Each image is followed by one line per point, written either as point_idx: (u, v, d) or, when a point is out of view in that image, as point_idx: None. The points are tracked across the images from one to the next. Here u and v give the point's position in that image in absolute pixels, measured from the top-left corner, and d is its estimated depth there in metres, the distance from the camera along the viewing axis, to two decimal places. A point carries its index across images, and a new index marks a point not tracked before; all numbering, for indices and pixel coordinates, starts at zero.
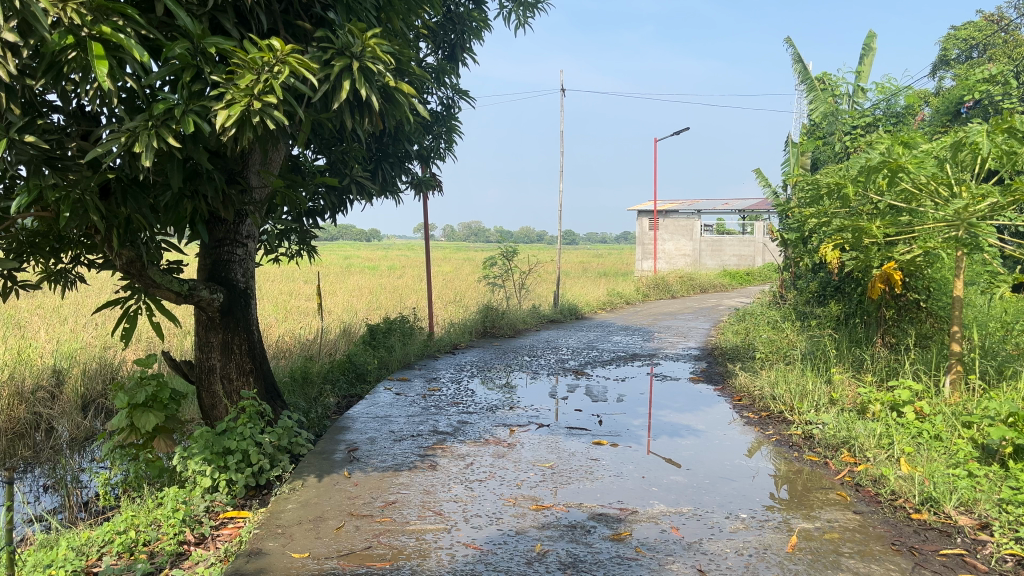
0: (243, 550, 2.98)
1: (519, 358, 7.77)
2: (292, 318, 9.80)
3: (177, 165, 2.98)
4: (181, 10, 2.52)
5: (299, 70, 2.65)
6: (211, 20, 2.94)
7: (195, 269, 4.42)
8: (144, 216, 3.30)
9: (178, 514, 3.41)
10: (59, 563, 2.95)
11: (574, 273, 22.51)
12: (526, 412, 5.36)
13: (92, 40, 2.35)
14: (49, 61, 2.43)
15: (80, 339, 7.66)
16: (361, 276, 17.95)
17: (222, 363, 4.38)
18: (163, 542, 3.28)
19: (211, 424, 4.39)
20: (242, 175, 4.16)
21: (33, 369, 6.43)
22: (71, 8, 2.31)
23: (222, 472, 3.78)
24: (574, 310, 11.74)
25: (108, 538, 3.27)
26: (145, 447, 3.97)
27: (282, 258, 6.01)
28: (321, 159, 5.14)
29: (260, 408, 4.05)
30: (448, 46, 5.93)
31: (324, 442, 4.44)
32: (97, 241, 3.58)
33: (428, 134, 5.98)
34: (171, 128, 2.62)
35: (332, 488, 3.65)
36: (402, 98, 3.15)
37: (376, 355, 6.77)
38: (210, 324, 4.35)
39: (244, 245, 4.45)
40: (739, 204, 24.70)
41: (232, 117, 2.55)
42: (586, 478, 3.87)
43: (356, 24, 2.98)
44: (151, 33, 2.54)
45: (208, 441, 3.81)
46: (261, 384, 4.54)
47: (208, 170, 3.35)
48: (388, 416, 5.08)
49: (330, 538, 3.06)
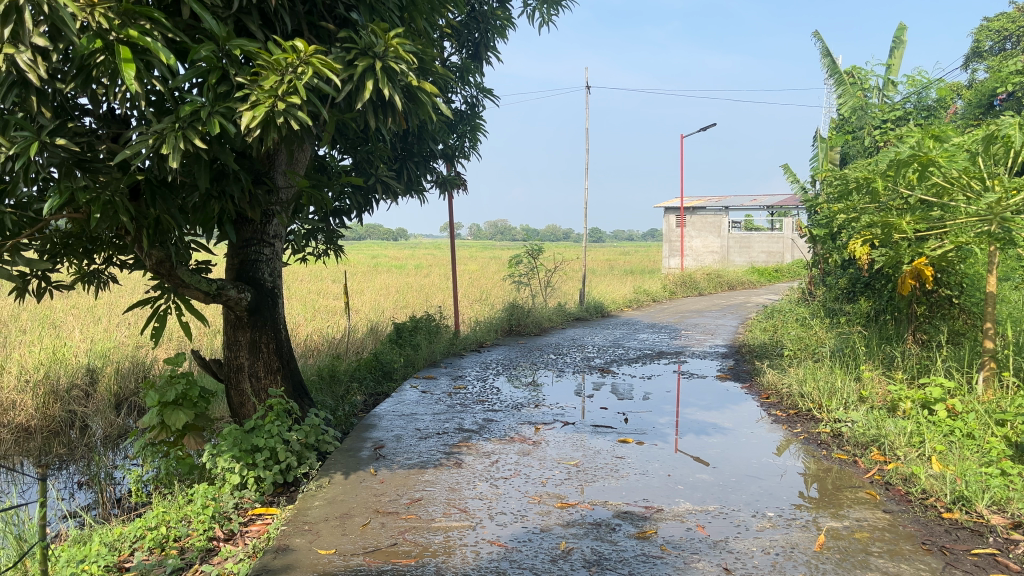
0: (271, 546, 3.02)
1: (545, 356, 7.77)
2: (320, 316, 9.88)
3: (204, 166, 3.02)
4: (206, 12, 2.55)
5: (323, 70, 2.67)
6: (236, 22, 2.97)
7: (224, 269, 4.48)
8: (173, 217, 3.35)
9: (208, 510, 3.46)
10: (92, 558, 3.01)
11: (601, 271, 22.45)
12: (551, 410, 5.36)
13: (121, 44, 2.38)
14: (79, 64, 2.47)
15: (113, 338, 7.79)
16: (388, 275, 18.07)
17: (251, 361, 4.43)
18: (193, 538, 3.33)
19: (239, 422, 4.44)
20: (269, 176, 4.21)
21: (68, 369, 6.54)
22: (99, 12, 2.34)
23: (251, 469, 3.83)
24: (600, 308, 11.71)
25: (140, 534, 3.33)
26: (176, 444, 4.04)
27: (310, 258, 6.06)
28: (347, 159, 5.17)
29: (287, 405, 4.09)
30: (472, 45, 5.94)
31: (351, 439, 4.48)
32: (128, 242, 3.65)
33: (452, 133, 6.00)
34: (197, 130, 2.65)
35: (358, 485, 3.68)
36: (424, 98, 3.17)
37: (403, 353, 6.81)
38: (239, 323, 4.41)
39: (271, 245, 4.49)
40: (767, 200, 24.45)
41: (256, 118, 2.57)
42: (612, 476, 3.86)
43: (379, 24, 3.00)
44: (177, 36, 2.58)
45: (237, 438, 3.85)
46: (289, 382, 4.59)
47: (235, 171, 3.39)
48: (415, 414, 5.11)
49: (356, 535, 3.08)
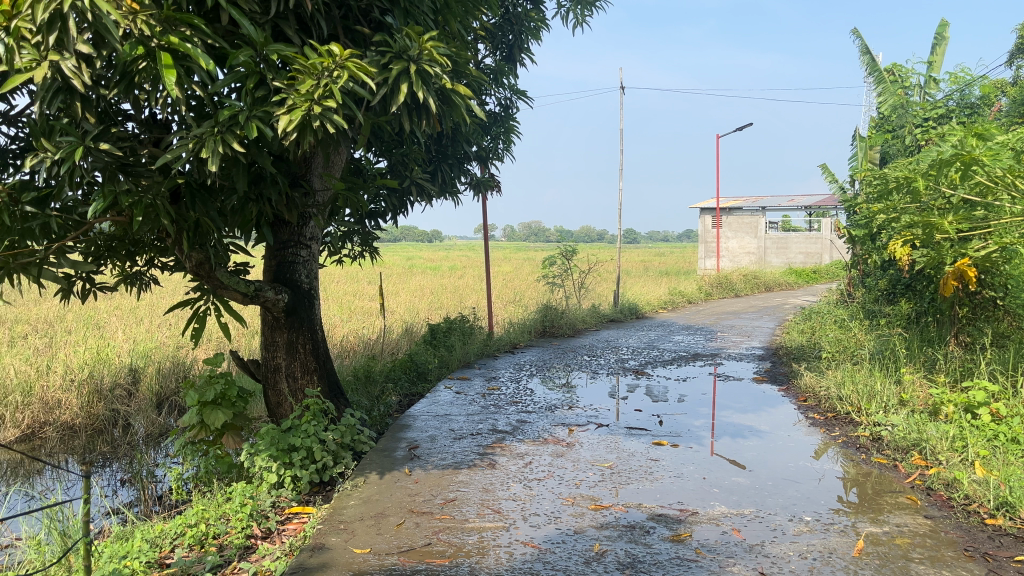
0: (307, 545, 3.05)
1: (579, 357, 7.75)
2: (356, 318, 9.97)
3: (242, 169, 3.07)
4: (245, 18, 2.59)
5: (358, 74, 2.70)
6: (273, 28, 3.02)
7: (262, 271, 4.55)
8: (212, 219, 3.41)
9: (246, 508, 3.51)
10: (135, 554, 3.07)
11: (636, 272, 22.33)
12: (586, 412, 5.35)
13: (163, 50, 2.44)
14: (122, 70, 2.53)
15: (154, 338, 7.95)
16: (423, 276, 18.16)
17: (288, 361, 4.49)
18: (232, 536, 3.39)
19: (277, 422, 4.51)
20: (305, 179, 4.26)
21: (111, 368, 6.69)
22: (141, 20, 2.40)
23: (288, 468, 3.88)
24: (635, 310, 11.64)
25: (180, 531, 3.39)
26: (215, 443, 4.10)
27: (346, 260, 6.12)
28: (382, 162, 5.21)
29: (323, 406, 4.14)
30: (506, 47, 5.96)
31: (386, 439, 4.51)
32: (169, 244, 3.72)
33: (486, 135, 6.02)
34: (235, 134, 2.70)
35: (393, 485, 3.71)
36: (458, 100, 3.19)
37: (437, 354, 6.84)
38: (276, 324, 4.47)
39: (308, 247, 4.55)
40: (805, 201, 24.11)
41: (293, 122, 2.61)
42: (646, 478, 3.84)
43: (413, 27, 3.02)
44: (217, 42, 2.62)
45: (275, 437, 3.91)
46: (325, 382, 4.64)
47: (272, 174, 3.44)
48: (449, 414, 5.13)
49: (391, 535, 3.11)
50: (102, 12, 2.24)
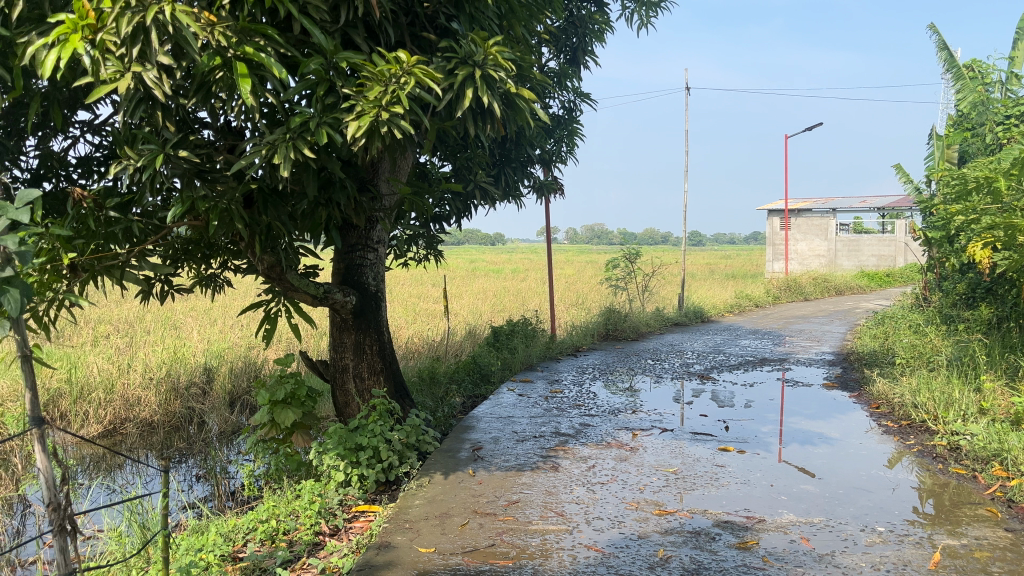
0: (374, 543, 3.11)
1: (643, 361, 7.68)
2: (420, 320, 10.10)
3: (312, 174, 3.15)
4: (316, 27, 2.66)
5: (425, 80, 2.74)
6: (343, 36, 3.09)
7: (330, 273, 4.65)
8: (284, 224, 3.51)
9: (315, 505, 3.60)
10: (210, 547, 3.18)
11: (701, 275, 22.01)
12: (649, 416, 5.30)
13: (238, 60, 2.52)
14: (200, 80, 2.62)
15: (227, 339, 8.20)
16: (486, 279, 18.29)
17: (355, 362, 4.58)
18: (301, 532, 3.47)
19: (344, 421, 4.60)
20: (372, 183, 4.34)
21: (187, 367, 6.94)
22: (218, 32, 2.48)
23: (355, 467, 3.96)
24: (700, 314, 11.48)
25: (252, 526, 3.49)
26: (285, 441, 4.22)
27: (411, 262, 6.20)
28: (446, 165, 5.27)
29: (389, 406, 4.20)
30: (570, 50, 5.96)
31: (450, 440, 4.56)
32: (243, 247, 3.84)
33: (550, 137, 6.03)
34: (306, 140, 2.77)
35: (457, 485, 3.74)
36: (523, 104, 3.21)
37: (500, 357, 6.88)
38: (344, 326, 4.57)
39: (375, 250, 4.63)
40: (878, 202, 23.39)
41: (362, 128, 2.67)
42: (711, 484, 3.79)
43: (479, 33, 3.05)
44: (289, 51, 2.70)
45: (342, 436, 3.99)
46: (391, 383, 4.71)
47: (341, 179, 3.51)
48: (512, 416, 5.15)
49: (455, 535, 3.14)
50: (182, 25, 2.32)
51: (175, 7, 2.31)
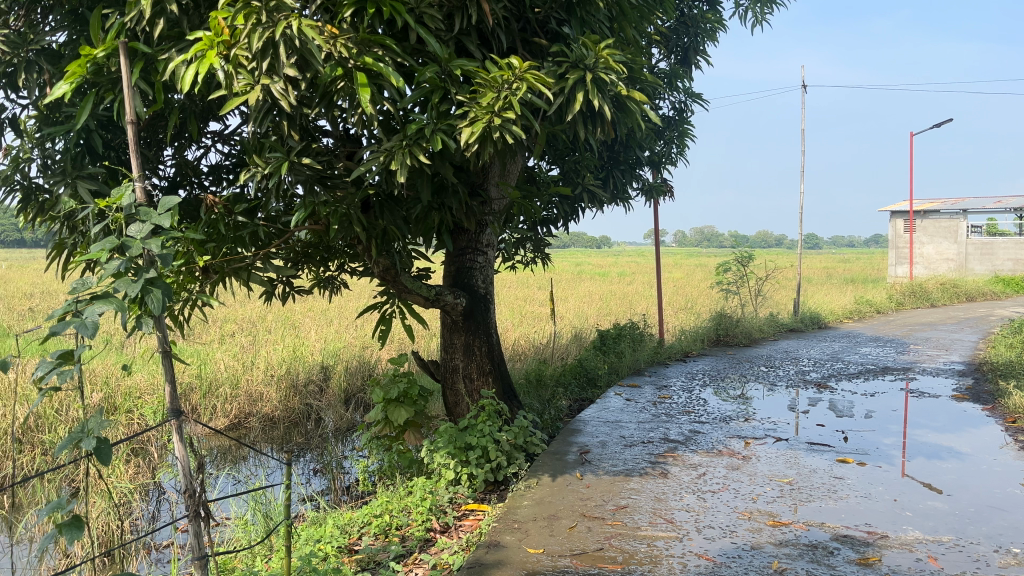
0: (483, 541, 3.16)
1: (755, 368, 7.47)
2: (527, 323, 10.18)
3: (426, 179, 3.23)
4: (431, 36, 2.73)
5: (536, 85, 2.76)
6: (457, 44, 3.16)
7: (441, 276, 4.75)
8: (398, 227, 3.61)
9: (426, 502, 3.69)
10: (327, 538, 3.32)
11: (817, 280, 21.19)
12: (762, 424, 5.15)
13: (358, 70, 2.62)
14: (323, 91, 2.73)
15: (342, 339, 8.52)
16: (593, 282, 18.23)
17: (465, 363, 4.66)
18: (413, 528, 3.57)
19: (454, 421, 4.69)
20: (483, 187, 4.41)
21: (305, 366, 7.25)
22: (340, 43, 2.57)
23: (465, 466, 4.03)
24: (817, 319, 11.06)
25: (367, 520, 3.62)
26: (397, 439, 4.33)
27: (519, 265, 6.26)
28: (555, 169, 5.30)
29: (498, 407, 4.25)
30: (681, 50, 5.87)
31: (558, 442, 4.57)
32: (359, 250, 3.98)
33: (659, 139, 5.96)
34: (422, 146, 2.84)
35: (565, 488, 3.75)
36: (634, 106, 3.19)
37: (607, 361, 6.85)
38: (455, 327, 4.66)
39: (485, 253, 4.70)
40: (1015, 203, 21.85)
41: (474, 133, 2.72)
42: (829, 497, 3.65)
43: (590, 36, 3.06)
44: (406, 60, 2.78)
45: (452, 436, 4.07)
46: (500, 385, 4.77)
47: (454, 184, 3.58)
48: (620, 421, 5.12)
49: (563, 537, 3.15)
50: (307, 39, 2.43)
51: (301, 22, 2.42)
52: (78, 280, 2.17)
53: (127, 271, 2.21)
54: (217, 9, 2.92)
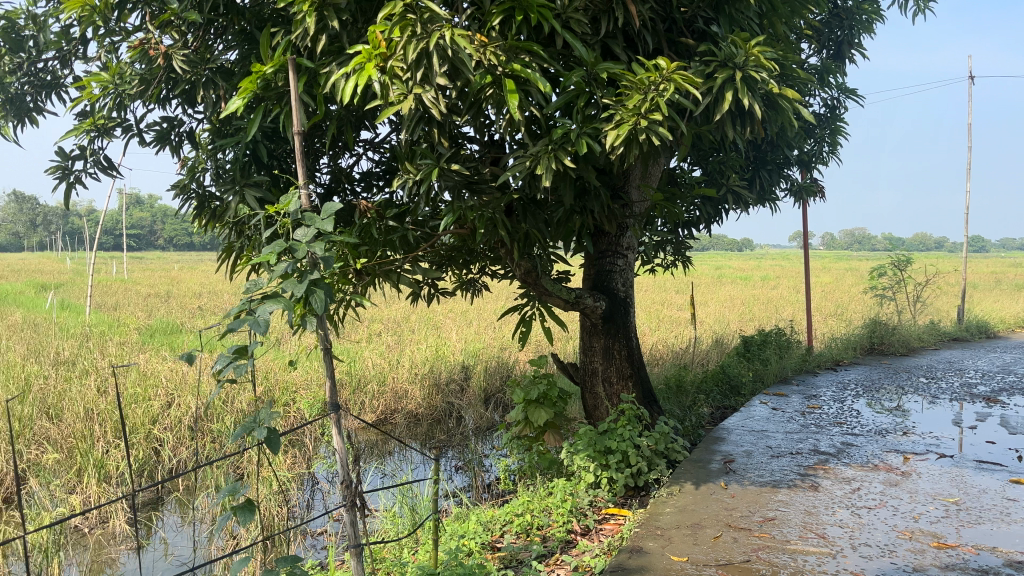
0: (625, 546, 3.14)
1: (915, 379, 7.01)
2: (666, 327, 10.02)
3: (570, 183, 3.24)
4: (578, 41, 2.74)
5: (684, 85, 2.71)
6: (603, 47, 3.16)
7: (582, 278, 4.76)
8: (541, 231, 3.65)
9: (567, 504, 3.71)
10: (471, 534, 3.41)
11: (984, 285, 19.61)
12: (923, 439, 4.83)
13: (506, 77, 2.66)
14: (472, 98, 2.80)
15: (482, 340, 8.70)
16: (734, 286, 17.71)
17: (605, 367, 4.65)
18: (554, 528, 3.60)
19: (593, 424, 4.69)
20: (624, 190, 4.39)
21: (447, 365, 7.46)
22: (490, 51, 2.62)
23: (605, 469, 4.01)
24: (984, 328, 10.24)
25: (508, 519, 3.68)
26: (537, 439, 4.38)
27: (659, 268, 6.18)
28: (698, 170, 5.19)
29: (638, 411, 4.21)
30: (834, 44, 5.61)
31: (700, 450, 4.47)
32: (502, 253, 4.06)
33: (810, 138, 5.71)
34: (567, 150, 2.86)
35: (709, 497, 3.67)
36: (786, 104, 3.07)
37: (751, 368, 6.63)
38: (594, 330, 4.66)
39: (625, 256, 4.66)
40: None
41: (620, 136, 2.70)
42: (1002, 520, 3.37)
43: (740, 34, 2.98)
44: (552, 66, 2.80)
45: (592, 439, 4.07)
46: (640, 390, 4.72)
47: (596, 187, 3.58)
48: (765, 430, 4.94)
49: (708, 546, 3.08)
50: (460, 48, 2.49)
51: (454, 31, 2.48)
52: (252, 280, 2.35)
53: (293, 273, 2.35)
54: (373, 21, 3.06)
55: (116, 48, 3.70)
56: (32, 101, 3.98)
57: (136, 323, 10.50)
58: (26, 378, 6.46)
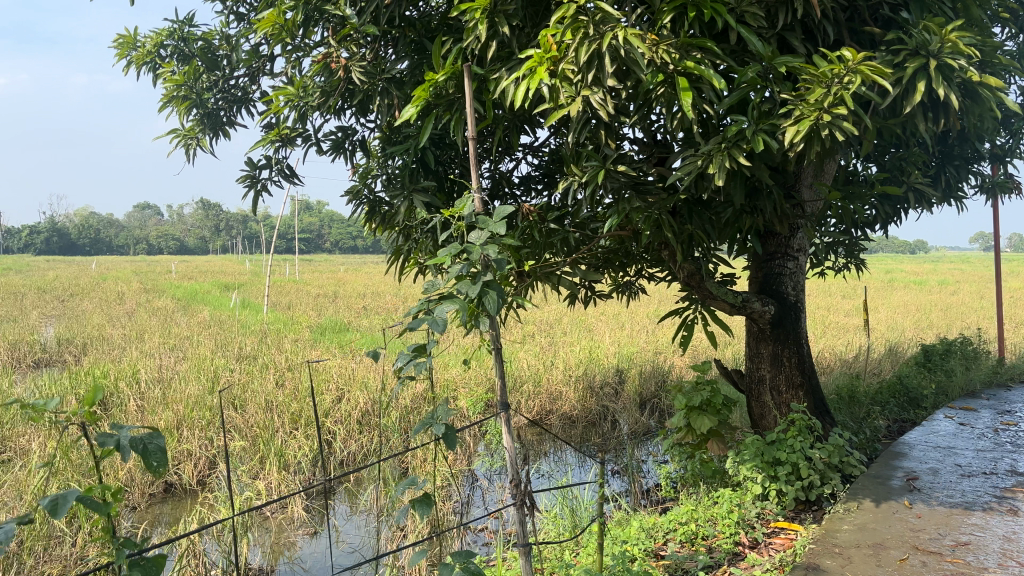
0: (800, 563, 2.99)
1: None
2: (833, 334, 9.50)
3: (742, 182, 3.13)
4: (755, 35, 2.64)
5: (872, 77, 2.55)
6: (779, 41, 3.03)
7: (748, 282, 4.60)
8: (708, 233, 3.55)
9: (733, 515, 3.60)
10: (634, 540, 3.37)
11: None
12: None
13: (679, 75, 2.60)
14: (643, 97, 2.76)
15: (637, 344, 8.60)
16: (907, 291, 16.56)
17: (773, 374, 4.46)
18: (720, 540, 3.49)
19: (760, 433, 4.51)
20: (795, 190, 4.19)
21: (602, 369, 7.43)
22: (662, 50, 2.57)
23: (773, 481, 3.85)
24: None
25: (672, 527, 3.62)
26: (700, 447, 4.26)
27: (829, 272, 5.86)
28: (875, 168, 4.88)
29: (810, 422, 3.99)
30: None
31: (879, 465, 4.19)
32: (666, 256, 3.98)
33: (1004, 130, 5.24)
34: (742, 148, 2.75)
35: (891, 516, 3.43)
36: (986, 93, 2.82)
37: (933, 379, 6.16)
38: (762, 336, 4.49)
39: (795, 258, 4.45)
40: None
41: (801, 133, 2.58)
42: None
43: (934, 19, 2.77)
44: (726, 62, 2.71)
45: (760, 449, 3.92)
46: (812, 399, 4.49)
47: (769, 186, 3.43)
48: (952, 447, 4.57)
49: (893, 569, 2.88)
50: (633, 47, 2.46)
51: (627, 31, 2.45)
52: (429, 281, 2.44)
53: (468, 275, 2.41)
54: (540, 25, 3.08)
55: (298, 63, 3.95)
56: (224, 114, 4.28)
57: (308, 322, 11.19)
58: (215, 370, 7.04)
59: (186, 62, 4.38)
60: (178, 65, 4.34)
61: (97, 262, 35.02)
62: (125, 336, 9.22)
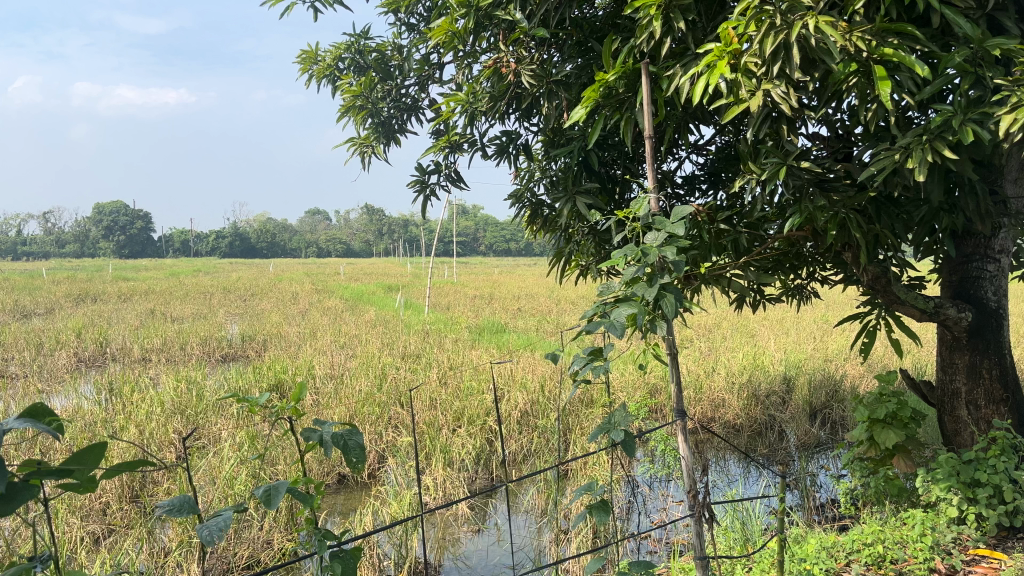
0: None
1: None
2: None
3: (942, 177, 2.87)
4: (963, 16, 2.41)
5: None
6: (986, 22, 2.76)
7: (940, 286, 4.25)
8: (900, 233, 3.29)
9: (926, 539, 3.31)
10: (814, 560, 3.18)
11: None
12: None
13: (875, 64, 2.41)
14: (833, 89, 2.58)
15: (805, 350, 8.18)
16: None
17: (970, 388, 4.10)
18: (910, 565, 3.22)
19: (954, 451, 4.17)
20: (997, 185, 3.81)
21: (768, 376, 7.11)
22: (857, 37, 2.40)
23: (972, 504, 3.51)
24: None
25: (855, 547, 3.38)
26: (884, 463, 3.96)
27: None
28: None
29: (1016, 441, 3.61)
30: None
31: None
32: (848, 258, 3.73)
33: None
34: (946, 141, 2.52)
35: None
36: None
37: None
38: (956, 345, 4.13)
39: (997, 261, 4.00)
40: None
41: (1020, 121, 2.32)
42: None
43: None
44: (929, 47, 2.49)
45: (956, 469, 3.58)
46: (1015, 415, 4.07)
47: (971, 181, 3.13)
48: None
49: None
50: (825, 36, 2.30)
51: (818, 19, 2.30)
52: (604, 284, 2.42)
53: (643, 276, 2.34)
54: (716, 19, 2.97)
55: (467, 69, 4.02)
56: (397, 121, 4.41)
57: (467, 322, 11.46)
58: (382, 367, 7.34)
59: (362, 73, 4.57)
60: (354, 77, 4.53)
61: (273, 265, 37.65)
62: (300, 334, 9.80)
